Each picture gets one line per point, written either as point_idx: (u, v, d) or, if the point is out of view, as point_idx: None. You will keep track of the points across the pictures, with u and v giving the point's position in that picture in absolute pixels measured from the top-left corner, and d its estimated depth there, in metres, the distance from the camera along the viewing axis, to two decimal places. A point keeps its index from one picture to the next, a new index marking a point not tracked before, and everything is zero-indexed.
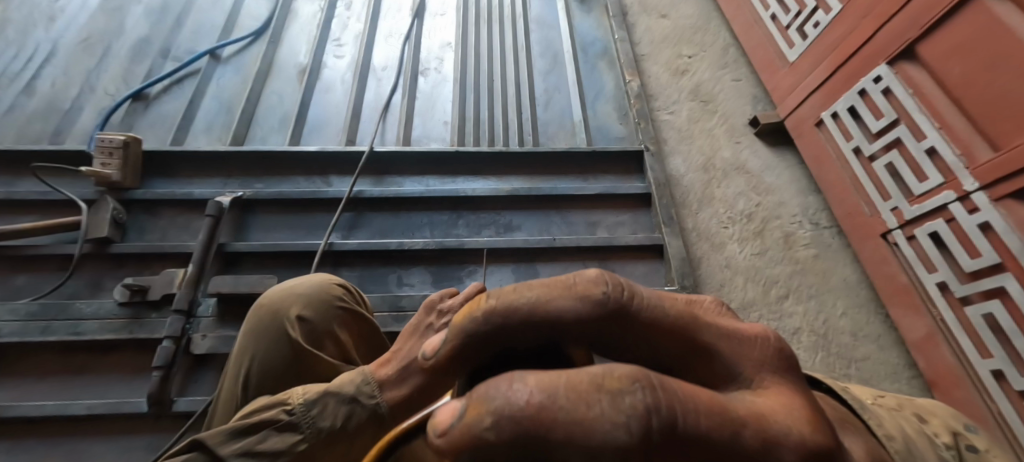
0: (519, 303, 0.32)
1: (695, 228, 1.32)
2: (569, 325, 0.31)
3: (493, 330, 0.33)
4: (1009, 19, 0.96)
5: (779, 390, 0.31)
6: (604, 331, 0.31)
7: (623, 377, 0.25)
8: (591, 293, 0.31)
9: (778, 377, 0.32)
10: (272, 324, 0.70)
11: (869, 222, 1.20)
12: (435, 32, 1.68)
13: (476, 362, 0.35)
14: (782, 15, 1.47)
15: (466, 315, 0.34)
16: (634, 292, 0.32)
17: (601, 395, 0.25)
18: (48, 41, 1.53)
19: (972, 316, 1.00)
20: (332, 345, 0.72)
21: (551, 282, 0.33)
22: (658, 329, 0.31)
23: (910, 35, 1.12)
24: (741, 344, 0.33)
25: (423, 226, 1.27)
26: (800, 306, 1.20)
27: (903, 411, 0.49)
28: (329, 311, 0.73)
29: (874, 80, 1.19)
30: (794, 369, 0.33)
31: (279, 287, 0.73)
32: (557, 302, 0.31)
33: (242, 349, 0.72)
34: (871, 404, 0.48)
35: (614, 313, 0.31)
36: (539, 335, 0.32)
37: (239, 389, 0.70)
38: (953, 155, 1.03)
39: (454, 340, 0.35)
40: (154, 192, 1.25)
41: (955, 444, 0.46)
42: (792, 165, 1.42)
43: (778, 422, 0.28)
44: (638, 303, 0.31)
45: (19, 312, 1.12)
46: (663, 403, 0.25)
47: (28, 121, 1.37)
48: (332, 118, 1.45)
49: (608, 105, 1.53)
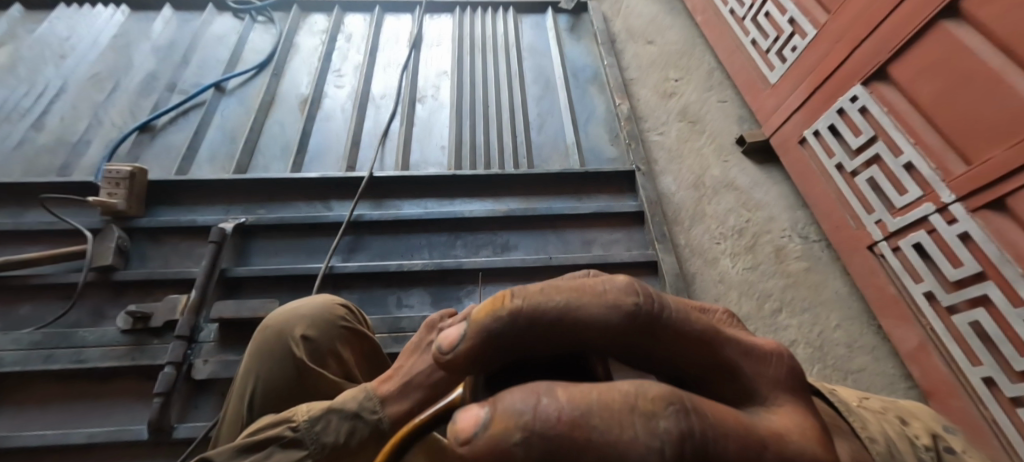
0: (548, 305, 0.32)
1: (688, 244, 1.35)
2: (599, 332, 0.32)
3: (519, 331, 0.32)
4: (970, 41, 1.02)
5: (792, 408, 0.34)
6: (633, 341, 0.33)
7: (657, 398, 0.28)
8: (623, 302, 0.32)
9: (786, 394, 0.35)
10: (276, 344, 0.71)
11: (856, 234, 1.23)
12: (432, 62, 1.75)
13: (491, 363, 0.34)
14: (761, 40, 1.54)
15: (488, 313, 0.33)
16: (663, 304, 0.34)
17: (635, 418, 0.27)
18: (58, 78, 1.59)
19: (959, 325, 1.02)
20: (335, 364, 0.73)
21: (581, 288, 0.33)
22: (688, 341, 0.34)
23: (882, 58, 1.18)
24: (763, 360, 0.36)
25: (422, 248, 1.30)
26: (793, 319, 1.22)
27: (887, 413, 0.49)
28: (333, 330, 0.74)
29: (850, 100, 1.24)
30: (802, 386, 0.37)
31: (282, 308, 0.75)
32: (589, 308, 0.32)
33: (247, 369, 0.72)
34: (856, 407, 0.49)
35: (646, 323, 0.32)
36: (566, 339, 0.33)
37: (243, 409, 0.71)
38: (930, 169, 1.07)
39: (472, 337, 0.33)
40: (158, 220, 1.28)
41: (934, 445, 0.47)
42: (779, 182, 1.46)
43: (789, 440, 0.31)
44: (666, 315, 0.33)
45: (23, 342, 1.13)
46: (696, 427, 0.28)
47: (37, 154, 1.42)
48: (333, 145, 1.50)
49: (599, 127, 1.59)
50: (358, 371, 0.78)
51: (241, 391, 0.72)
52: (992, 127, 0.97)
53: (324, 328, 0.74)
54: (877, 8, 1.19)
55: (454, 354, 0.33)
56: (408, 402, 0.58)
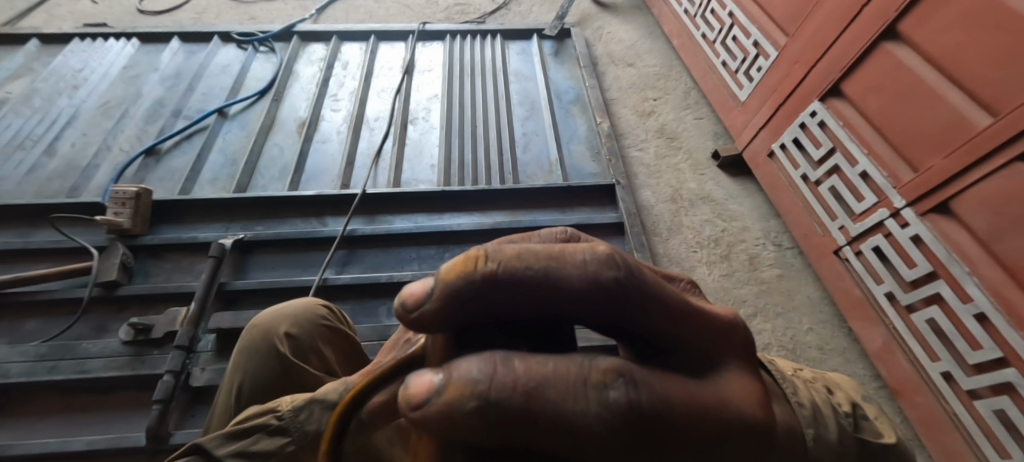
0: (525, 270, 0.35)
1: (666, 253, 1.40)
2: (573, 298, 0.36)
3: (493, 291, 0.35)
4: (907, 59, 1.10)
5: (742, 375, 0.39)
6: (605, 307, 0.36)
7: (607, 370, 0.33)
8: (600, 273, 0.36)
9: (741, 365, 0.40)
10: (262, 342, 0.76)
11: (823, 240, 1.32)
12: (423, 86, 1.84)
13: (465, 319, 0.37)
14: (731, 62, 1.66)
15: (459, 274, 0.36)
16: (640, 277, 0.37)
17: (586, 388, 0.32)
18: (71, 107, 1.69)
19: (918, 323, 1.08)
20: (317, 360, 0.78)
21: (559, 256, 0.36)
22: (659, 311, 0.37)
23: (833, 76, 1.27)
24: (723, 330, 0.41)
25: (412, 260, 1.36)
26: (769, 323, 1.27)
27: (815, 384, 0.59)
28: (314, 329, 0.80)
29: (810, 115, 1.34)
30: (753, 357, 0.42)
31: (269, 310, 0.80)
32: (565, 275, 0.36)
33: (235, 365, 0.78)
34: (790, 376, 0.57)
35: (618, 294, 0.36)
36: (539, 304, 0.36)
37: (231, 401, 0.76)
38: (882, 177, 1.15)
39: (443, 297, 0.37)
40: (161, 237, 1.34)
41: (853, 412, 0.57)
42: (752, 194, 1.56)
43: (733, 404, 0.36)
44: (638, 286, 0.37)
45: (28, 354, 1.16)
46: (641, 398, 0.33)
47: (49, 179, 1.50)
48: (329, 165, 1.58)
49: (581, 145, 1.67)
50: (340, 369, 0.82)
51: (229, 387, 0.76)
52: (931, 136, 1.04)
53: (306, 327, 0.79)
54: (827, 30, 1.28)
55: (424, 311, 0.37)
56: None
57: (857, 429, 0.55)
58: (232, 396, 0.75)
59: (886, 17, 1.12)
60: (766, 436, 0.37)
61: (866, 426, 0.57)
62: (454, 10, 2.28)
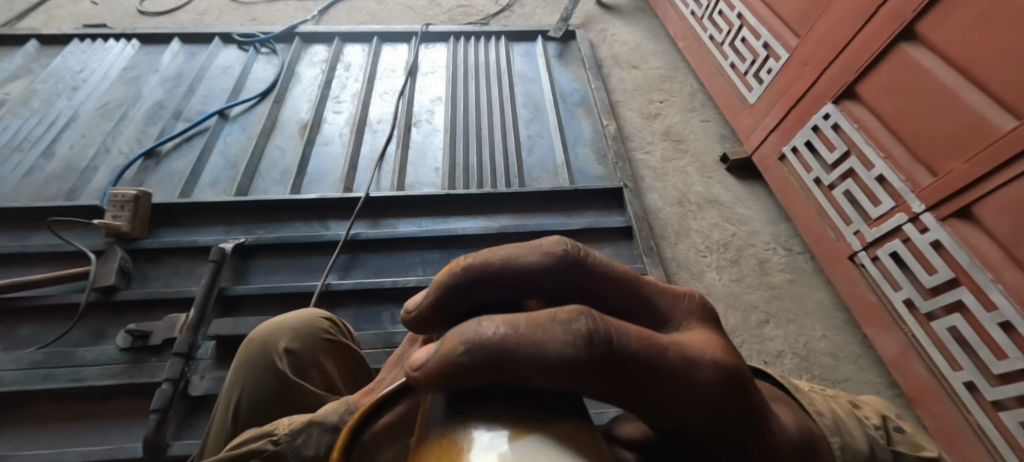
0: (493, 259, 0.40)
1: (675, 258, 1.38)
2: (536, 275, 0.40)
3: (469, 282, 0.40)
4: (924, 60, 1.08)
5: (700, 330, 0.42)
6: (565, 280, 0.41)
7: (569, 310, 0.33)
8: (553, 250, 0.41)
9: (699, 324, 0.43)
10: (260, 358, 0.72)
11: (836, 246, 1.30)
12: (426, 88, 1.82)
13: (455, 315, 0.42)
14: (739, 64, 1.63)
15: (446, 272, 0.41)
16: (591, 252, 0.42)
17: (554, 325, 0.32)
18: (70, 108, 1.66)
19: (938, 330, 1.06)
20: (318, 375, 0.75)
21: (520, 244, 0.41)
22: (612, 278, 0.42)
23: (847, 77, 1.25)
24: (675, 297, 0.45)
25: (416, 265, 1.33)
26: (780, 330, 1.24)
27: (838, 398, 0.57)
28: (316, 343, 0.76)
29: (823, 117, 1.32)
30: (713, 318, 0.45)
31: (269, 322, 0.76)
32: (526, 256, 0.40)
33: (233, 380, 0.74)
34: (808, 390, 0.55)
35: (573, 266, 0.41)
36: (511, 286, 0.40)
37: (228, 422, 0.72)
38: (900, 181, 1.13)
39: (435, 293, 0.42)
40: (160, 241, 1.32)
41: (882, 425, 0.54)
42: (761, 197, 1.53)
43: (696, 348, 0.38)
44: (592, 260, 0.42)
45: (23, 361, 1.13)
46: (603, 329, 0.32)
47: (46, 181, 1.47)
48: (331, 168, 1.55)
49: (587, 148, 1.65)
50: (342, 384, 0.80)
51: (226, 403, 0.73)
52: (951, 139, 1.03)
53: (307, 341, 0.76)
54: (840, 32, 1.26)
55: (421, 313, 0.43)
56: None
57: (889, 441, 0.53)
58: (229, 415, 0.72)
59: (902, 18, 1.11)
60: (739, 374, 0.37)
61: (899, 438, 0.54)
62: (457, 11, 2.26)
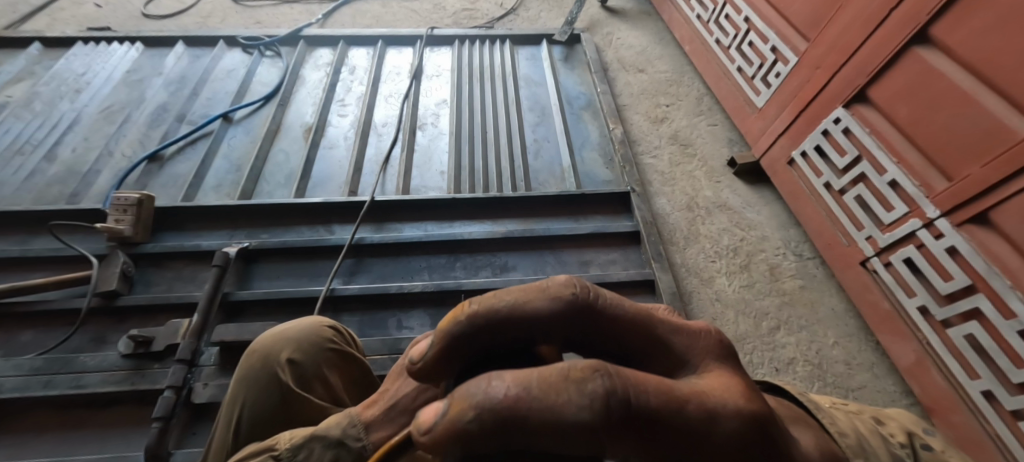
0: (498, 305, 0.42)
1: (684, 263, 1.36)
2: (544, 320, 0.41)
3: (476, 329, 0.42)
4: (939, 64, 1.07)
5: (719, 373, 0.42)
6: (574, 323, 0.42)
7: (585, 367, 0.35)
8: (562, 294, 0.42)
9: (719, 362, 0.43)
10: (262, 370, 0.70)
11: (847, 251, 1.28)
12: (432, 91, 1.81)
13: (461, 363, 0.43)
14: (747, 67, 1.62)
15: (451, 320, 0.42)
16: (600, 292, 0.43)
17: (569, 385, 0.34)
18: (73, 111, 1.65)
19: (955, 338, 1.05)
20: (321, 387, 0.73)
21: (527, 287, 0.42)
22: (622, 321, 0.43)
23: (859, 81, 1.24)
24: (691, 336, 0.45)
25: (422, 269, 1.32)
26: (792, 337, 1.22)
27: (861, 414, 0.55)
28: (320, 353, 0.74)
29: (834, 121, 1.30)
30: (730, 356, 0.45)
31: (270, 332, 0.74)
32: (535, 301, 0.41)
33: (234, 394, 0.72)
34: (829, 408, 0.54)
35: (582, 309, 0.41)
36: (517, 330, 0.42)
37: (230, 437, 0.70)
38: (913, 186, 1.11)
39: (439, 343, 0.43)
40: (163, 245, 1.30)
41: (912, 444, 0.52)
42: (770, 202, 1.52)
43: (718, 397, 0.38)
44: (602, 300, 0.42)
45: (23, 368, 1.11)
46: (619, 387, 0.34)
47: (48, 185, 1.46)
48: (336, 172, 1.54)
49: (594, 152, 1.63)
50: (346, 395, 0.78)
51: (229, 417, 0.71)
52: (967, 144, 1.01)
53: (311, 351, 0.74)
54: (852, 35, 1.25)
55: (424, 362, 0.44)
56: (394, 427, 0.59)
57: (917, 461, 0.50)
58: (231, 430, 0.70)
59: (916, 21, 1.09)
60: (761, 422, 0.38)
61: (932, 457, 0.51)
62: (461, 15, 2.25)
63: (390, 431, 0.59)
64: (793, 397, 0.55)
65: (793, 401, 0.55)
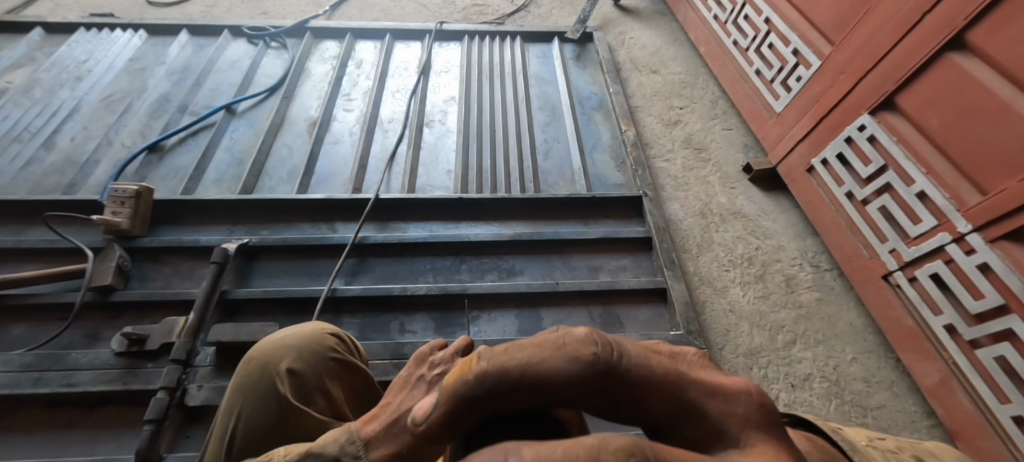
0: (511, 364, 0.39)
1: (697, 271, 1.31)
2: (559, 382, 0.38)
3: (486, 390, 0.39)
4: (976, 71, 1.03)
5: (762, 448, 0.39)
6: (595, 386, 0.38)
7: (619, 451, 0.33)
8: (582, 354, 0.38)
9: (762, 434, 0.40)
10: (260, 380, 0.67)
11: (869, 264, 1.23)
12: (440, 88, 1.76)
13: (471, 423, 0.41)
14: (766, 70, 1.57)
15: (458, 378, 0.40)
16: (622, 351, 0.39)
17: None
18: (72, 99, 1.61)
19: (984, 360, 1.01)
20: (322, 400, 0.69)
21: (542, 343, 0.39)
22: (648, 384, 0.39)
23: (887, 88, 1.19)
24: (730, 400, 0.41)
25: (426, 271, 1.27)
26: (809, 352, 1.18)
27: (899, 454, 0.50)
28: (321, 363, 0.70)
29: (858, 129, 1.25)
30: (775, 423, 0.41)
31: (269, 340, 0.71)
32: (551, 361, 0.38)
33: (228, 405, 0.69)
34: (865, 446, 0.49)
35: (603, 371, 0.38)
36: (533, 394, 0.39)
37: (224, 448, 0.66)
38: (943, 199, 1.07)
39: (446, 404, 0.40)
40: (160, 240, 1.26)
41: None
42: (786, 210, 1.47)
43: None
44: (624, 362, 0.39)
45: (13, 364, 1.07)
46: None
47: (44, 174, 1.42)
48: (340, 169, 1.49)
49: (605, 154, 1.58)
50: (348, 409, 0.74)
51: (223, 429, 0.68)
52: (1009, 157, 0.96)
53: (311, 361, 0.70)
54: (882, 39, 1.20)
55: (428, 425, 0.42)
56: (396, 444, 0.54)
57: None
58: (224, 443, 0.66)
59: (951, 26, 1.05)
60: None
61: None
62: (472, 10, 2.20)
63: (393, 448, 0.54)
64: (823, 432, 0.51)
65: (824, 437, 0.51)
